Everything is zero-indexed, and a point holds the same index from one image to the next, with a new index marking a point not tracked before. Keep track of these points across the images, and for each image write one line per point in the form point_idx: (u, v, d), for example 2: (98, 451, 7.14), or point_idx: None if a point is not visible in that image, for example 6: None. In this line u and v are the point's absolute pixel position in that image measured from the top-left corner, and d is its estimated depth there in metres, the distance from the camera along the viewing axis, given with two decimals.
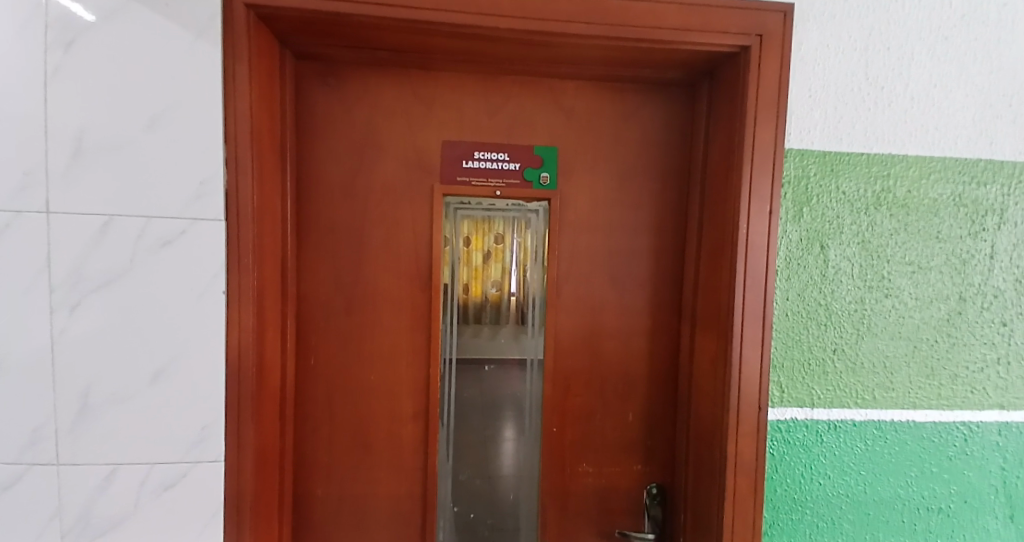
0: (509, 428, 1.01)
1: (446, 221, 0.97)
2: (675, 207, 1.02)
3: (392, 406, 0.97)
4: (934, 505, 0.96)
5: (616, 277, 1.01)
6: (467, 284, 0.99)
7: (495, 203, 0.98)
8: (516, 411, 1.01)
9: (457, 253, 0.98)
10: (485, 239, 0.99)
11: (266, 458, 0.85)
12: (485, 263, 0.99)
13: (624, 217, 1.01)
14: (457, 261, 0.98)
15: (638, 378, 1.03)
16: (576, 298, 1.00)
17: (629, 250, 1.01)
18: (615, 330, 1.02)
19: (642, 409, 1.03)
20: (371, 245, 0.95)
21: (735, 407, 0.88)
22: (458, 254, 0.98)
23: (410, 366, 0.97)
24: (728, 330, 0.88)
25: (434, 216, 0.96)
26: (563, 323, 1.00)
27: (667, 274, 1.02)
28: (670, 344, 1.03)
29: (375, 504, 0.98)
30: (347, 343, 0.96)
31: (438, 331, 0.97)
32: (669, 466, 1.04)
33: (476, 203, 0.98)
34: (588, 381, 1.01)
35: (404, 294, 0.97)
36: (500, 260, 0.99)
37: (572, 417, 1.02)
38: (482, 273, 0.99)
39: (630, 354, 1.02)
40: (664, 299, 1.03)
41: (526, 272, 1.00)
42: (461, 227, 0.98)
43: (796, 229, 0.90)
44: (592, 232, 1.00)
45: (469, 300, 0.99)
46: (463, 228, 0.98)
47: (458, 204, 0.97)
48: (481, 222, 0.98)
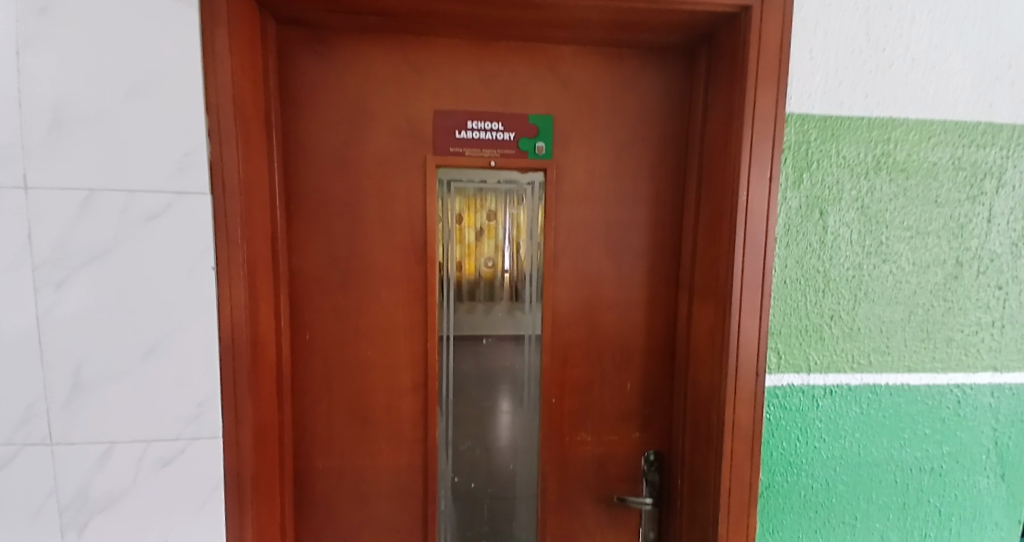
0: (506, 402, 1.01)
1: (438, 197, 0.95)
2: (673, 177, 1.00)
3: (391, 380, 0.97)
4: (926, 465, 0.98)
5: (613, 247, 1.00)
6: (461, 261, 0.97)
7: (487, 177, 0.96)
8: (515, 385, 1.01)
9: (450, 230, 0.96)
10: (477, 216, 0.97)
11: (265, 434, 0.85)
12: (478, 240, 0.97)
13: (621, 187, 0.99)
14: (450, 238, 0.96)
15: (636, 349, 1.03)
16: (573, 269, 0.99)
17: (626, 221, 1.00)
18: (612, 301, 1.01)
19: (639, 380, 1.03)
20: (363, 219, 0.93)
21: (734, 375, 0.88)
22: (451, 231, 0.96)
23: (407, 342, 0.97)
24: (726, 298, 0.87)
25: (428, 190, 0.94)
26: (560, 295, 1.00)
27: (665, 244, 1.01)
28: (668, 315, 1.03)
29: (376, 477, 0.98)
30: (343, 319, 0.94)
31: (435, 306, 0.96)
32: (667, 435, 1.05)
33: (468, 178, 0.95)
34: (586, 353, 1.01)
35: (400, 269, 0.95)
36: (492, 237, 0.97)
37: (570, 388, 1.02)
38: (475, 249, 0.97)
39: (628, 326, 1.02)
40: (662, 270, 1.02)
41: (519, 248, 0.98)
42: (453, 203, 0.96)
43: (796, 195, 0.89)
44: (589, 203, 0.98)
45: (462, 277, 0.98)
46: (456, 204, 0.96)
47: (449, 181, 0.95)
48: (473, 199, 0.96)
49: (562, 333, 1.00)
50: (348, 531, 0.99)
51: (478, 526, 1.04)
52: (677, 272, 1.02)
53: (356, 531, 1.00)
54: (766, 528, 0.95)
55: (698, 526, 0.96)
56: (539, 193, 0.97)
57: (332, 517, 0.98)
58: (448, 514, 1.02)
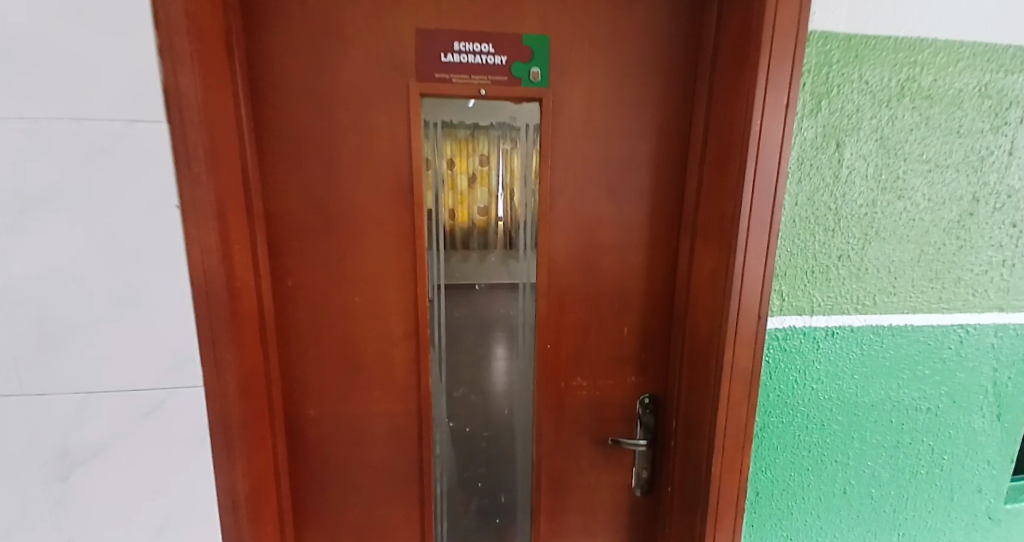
0: (501, 347, 0.98)
1: (424, 137, 0.87)
2: (678, 109, 0.92)
3: (381, 327, 0.93)
4: (923, 405, 0.98)
5: (611, 186, 0.94)
6: (453, 209, 0.91)
7: (479, 117, 0.88)
8: (509, 332, 0.98)
9: (440, 177, 0.89)
10: (469, 161, 0.90)
11: (249, 382, 0.81)
12: (469, 188, 0.91)
13: (622, 120, 0.91)
14: (441, 184, 0.90)
15: (634, 293, 0.99)
16: (569, 209, 0.93)
17: (627, 157, 0.93)
18: (610, 243, 0.96)
19: (637, 324, 1.00)
20: (342, 157, 0.85)
21: (736, 319, 0.84)
22: (442, 177, 0.89)
23: (395, 289, 0.92)
24: (732, 238, 0.82)
25: (414, 134, 0.86)
26: (556, 237, 0.94)
27: (668, 182, 0.95)
28: (668, 258, 0.98)
29: (368, 423, 0.97)
30: (326, 265, 0.89)
31: (424, 251, 0.90)
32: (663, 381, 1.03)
33: (457, 118, 0.88)
34: (583, 297, 0.98)
35: (384, 212, 0.88)
36: (486, 183, 0.91)
37: (565, 333, 0.99)
38: (468, 197, 0.91)
39: (627, 269, 0.98)
40: (664, 211, 0.96)
41: (514, 195, 0.92)
42: (443, 147, 0.89)
43: (811, 125, 0.82)
44: (586, 137, 0.91)
45: (455, 225, 0.92)
46: (445, 148, 0.89)
47: (436, 123, 0.87)
48: (463, 143, 0.89)
49: (557, 277, 0.96)
50: (344, 475, 0.99)
51: (473, 467, 1.04)
52: (680, 213, 0.96)
53: (351, 474, 0.99)
54: (758, 467, 0.95)
55: (690, 464, 0.96)
56: (534, 133, 0.90)
57: (327, 462, 0.98)
58: (444, 457, 1.02)
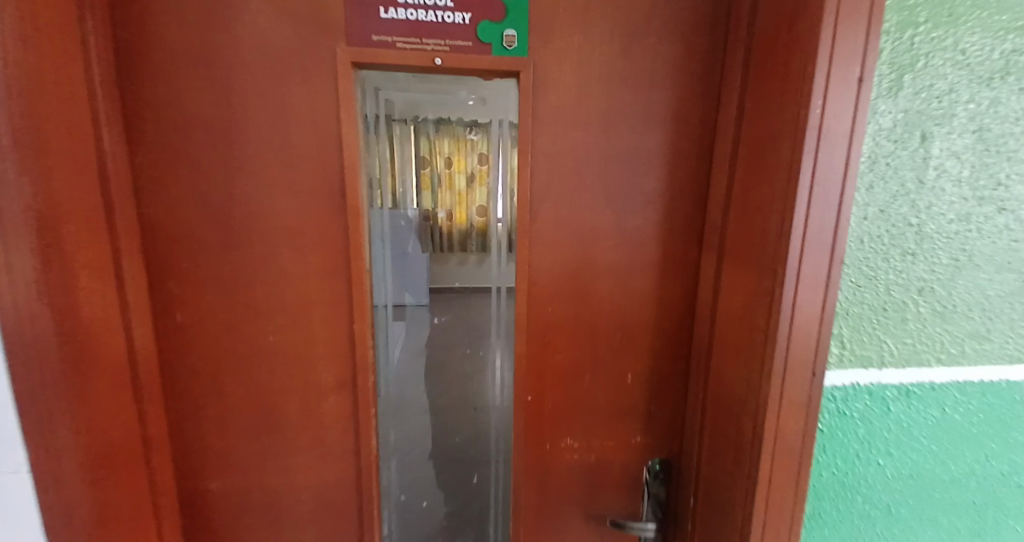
0: (504, 355, 0.74)
1: (362, 129, 0.65)
2: (700, 89, 0.69)
3: (303, 376, 0.69)
4: (1013, 481, 0.75)
5: (613, 188, 0.70)
6: (451, 211, 0.70)
7: (450, 93, 0.67)
8: (495, 344, 0.74)
9: (438, 176, 0.69)
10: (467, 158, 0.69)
11: (114, 464, 0.57)
12: (469, 188, 0.70)
13: (626, 103, 0.68)
14: (437, 184, 0.70)
15: (642, 331, 0.74)
16: (555, 221, 0.70)
17: (635, 151, 0.70)
18: (612, 265, 0.72)
19: (647, 373, 0.75)
20: (243, 149, 0.62)
21: (783, 375, 0.59)
22: (439, 177, 0.69)
23: (323, 327, 0.68)
24: (776, 261, 0.58)
25: (342, 96, 0.62)
26: (539, 257, 0.70)
27: (688, 186, 0.71)
28: (687, 286, 0.74)
29: (292, 500, 0.73)
30: (225, 295, 0.65)
31: (361, 275, 0.67)
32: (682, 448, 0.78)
33: (420, 102, 0.67)
34: (574, 337, 0.73)
35: (305, 223, 0.65)
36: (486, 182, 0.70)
37: (552, 384, 0.74)
38: (467, 197, 0.70)
39: (631, 300, 0.73)
40: (682, 224, 0.72)
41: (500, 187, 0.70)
42: (439, 145, 0.69)
43: (888, 108, 0.59)
44: (580, 125, 0.68)
45: (452, 227, 0.71)
46: (441, 144, 0.69)
47: (393, 117, 0.67)
48: (463, 137, 0.69)
49: (540, 309, 0.72)
50: None
51: None
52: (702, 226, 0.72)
53: None
54: None
55: None
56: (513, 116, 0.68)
57: None
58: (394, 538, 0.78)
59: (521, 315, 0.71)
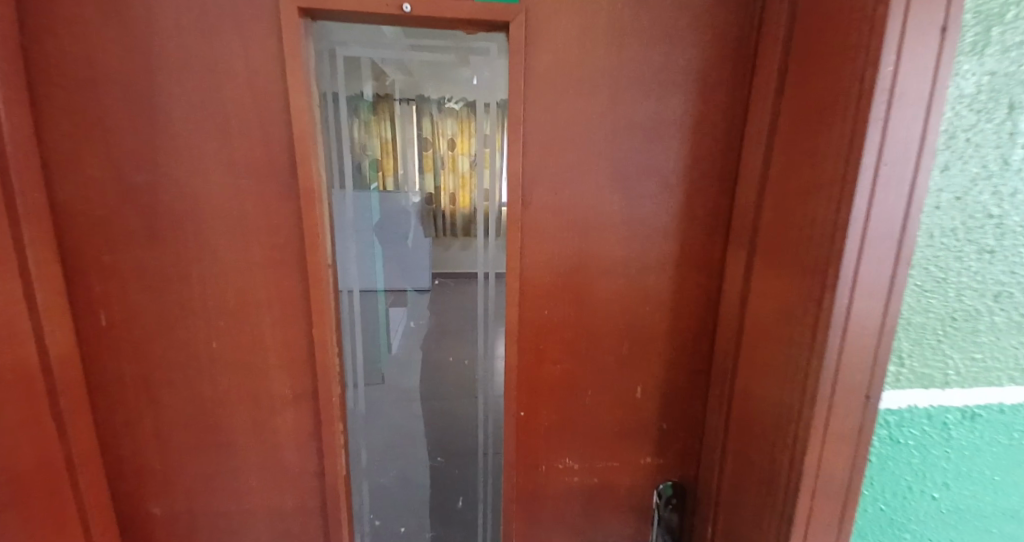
0: (501, 341, 0.64)
1: (310, 101, 0.53)
2: (732, 44, 0.55)
3: (256, 388, 0.59)
4: None
5: (623, 168, 0.57)
6: (453, 195, 0.61)
7: (438, 53, 0.56)
8: (480, 339, 0.65)
9: (441, 158, 0.60)
10: (470, 140, 0.59)
11: (33, 502, 0.48)
12: (473, 171, 0.59)
13: (640, 62, 0.55)
14: (439, 166, 0.60)
15: (655, 338, 0.63)
16: (552, 209, 0.58)
17: (650, 122, 0.56)
18: (620, 261, 0.60)
19: (659, 387, 0.64)
20: (172, 120, 0.51)
21: (830, 401, 0.48)
22: (440, 158, 0.60)
23: (278, 332, 0.58)
24: (824, 263, 0.46)
25: (287, 62, 0.51)
26: (534, 251, 0.59)
27: (715, 160, 0.58)
28: (711, 286, 0.62)
29: (250, 526, 0.64)
30: (159, 294, 0.55)
31: (320, 272, 0.56)
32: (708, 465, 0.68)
33: (392, 65, 0.56)
34: (573, 345, 0.62)
35: (250, 211, 0.54)
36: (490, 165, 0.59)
37: (547, 399, 0.64)
38: (470, 180, 0.60)
39: (643, 301, 0.62)
40: (706, 213, 0.59)
41: (497, 168, 0.59)
42: (441, 124, 0.59)
43: (972, 69, 0.47)
44: (582, 90, 0.55)
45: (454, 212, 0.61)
46: (444, 122, 0.59)
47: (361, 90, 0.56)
48: (465, 113, 0.58)
49: (533, 313, 0.61)
50: None
51: None
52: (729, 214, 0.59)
53: None
54: None
55: None
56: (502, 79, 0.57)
57: None
58: None
59: (512, 320, 0.60)
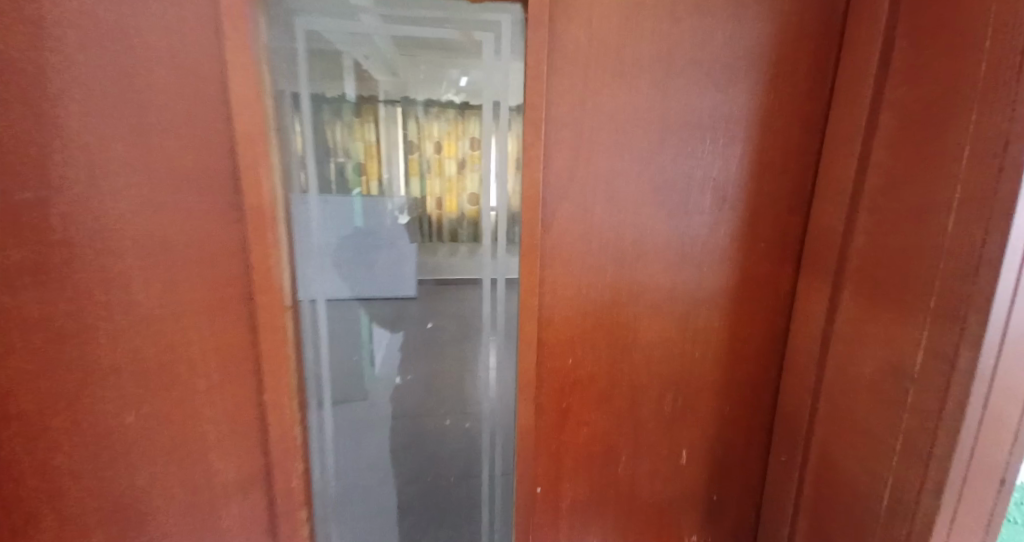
0: (500, 354, 0.49)
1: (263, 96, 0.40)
2: (812, 18, 0.43)
3: (196, 467, 0.45)
4: None
5: (670, 180, 0.45)
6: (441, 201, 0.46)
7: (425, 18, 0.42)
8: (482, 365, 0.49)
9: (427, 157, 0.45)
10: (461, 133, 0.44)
11: None
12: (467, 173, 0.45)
13: (694, 44, 0.42)
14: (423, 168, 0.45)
15: (709, 387, 0.51)
16: (580, 231, 0.45)
17: (704, 120, 0.44)
18: (664, 294, 0.48)
19: (709, 448, 0.52)
20: (67, 114, 0.37)
21: (960, 490, 0.36)
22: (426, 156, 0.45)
23: (223, 394, 0.44)
24: (958, 314, 0.34)
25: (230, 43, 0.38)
26: (556, 284, 0.46)
27: (787, 172, 0.46)
28: (777, 322, 0.50)
29: None
30: (55, 355, 0.40)
31: (276, 316, 0.43)
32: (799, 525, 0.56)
33: (364, 45, 0.42)
34: (602, 399, 0.50)
35: (180, 237, 0.40)
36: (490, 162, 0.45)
37: (568, 466, 0.51)
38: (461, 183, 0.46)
39: (690, 347, 0.49)
40: (770, 235, 0.47)
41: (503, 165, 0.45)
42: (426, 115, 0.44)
43: None
44: (621, 80, 0.42)
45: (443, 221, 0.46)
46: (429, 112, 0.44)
47: (331, 87, 0.43)
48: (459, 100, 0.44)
49: (551, 362, 0.48)
50: None
51: None
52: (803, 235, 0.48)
53: None
54: None
55: None
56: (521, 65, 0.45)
57: None
58: None
59: (526, 372, 0.47)
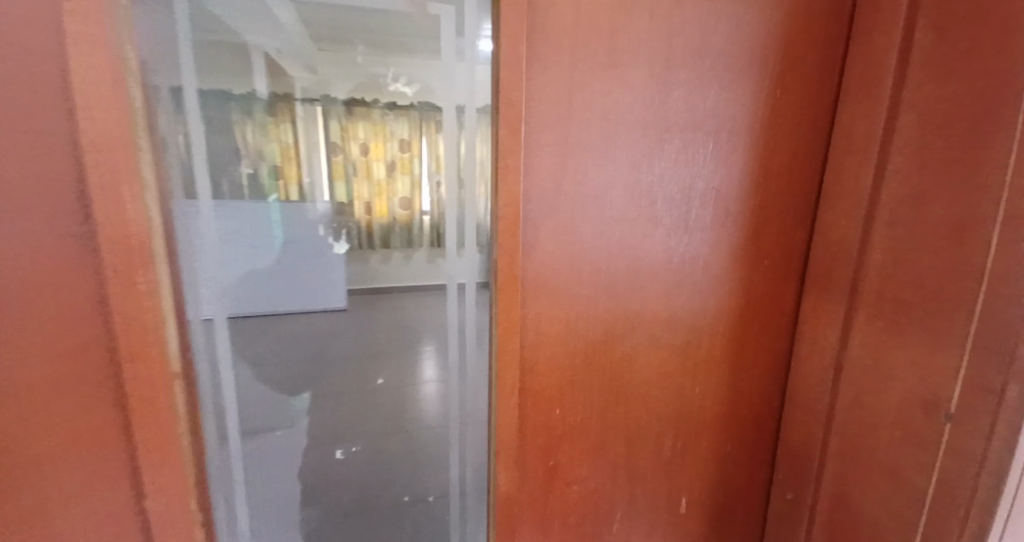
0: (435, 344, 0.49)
1: (130, 88, 0.28)
2: (818, 13, 0.39)
3: None
4: None
5: (667, 194, 0.38)
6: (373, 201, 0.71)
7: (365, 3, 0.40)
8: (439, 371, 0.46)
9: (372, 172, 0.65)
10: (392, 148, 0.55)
11: None
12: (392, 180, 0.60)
13: (695, 37, 0.36)
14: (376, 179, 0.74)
15: (711, 424, 0.45)
16: (566, 258, 0.38)
17: (703, 125, 0.38)
18: (663, 326, 0.42)
19: (707, 487, 0.47)
20: None
21: None
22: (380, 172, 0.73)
23: (88, 497, 0.32)
24: (1005, 347, 0.30)
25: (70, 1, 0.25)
26: (542, 321, 0.38)
27: (788, 184, 0.41)
28: (777, 347, 0.45)
29: None
30: None
31: (160, 390, 0.31)
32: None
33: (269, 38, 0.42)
34: (592, 452, 0.43)
35: (8, 287, 0.27)
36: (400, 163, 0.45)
37: (550, 531, 0.43)
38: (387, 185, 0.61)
39: (689, 382, 0.44)
40: (770, 254, 0.43)
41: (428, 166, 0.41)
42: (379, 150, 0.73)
43: None
44: (613, 77, 0.35)
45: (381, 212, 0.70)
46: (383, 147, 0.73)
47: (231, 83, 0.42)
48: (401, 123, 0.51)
49: (540, 413, 0.40)
50: None
51: None
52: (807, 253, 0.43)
53: None
54: None
55: None
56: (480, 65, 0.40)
57: None
58: None
59: (506, 428, 0.39)
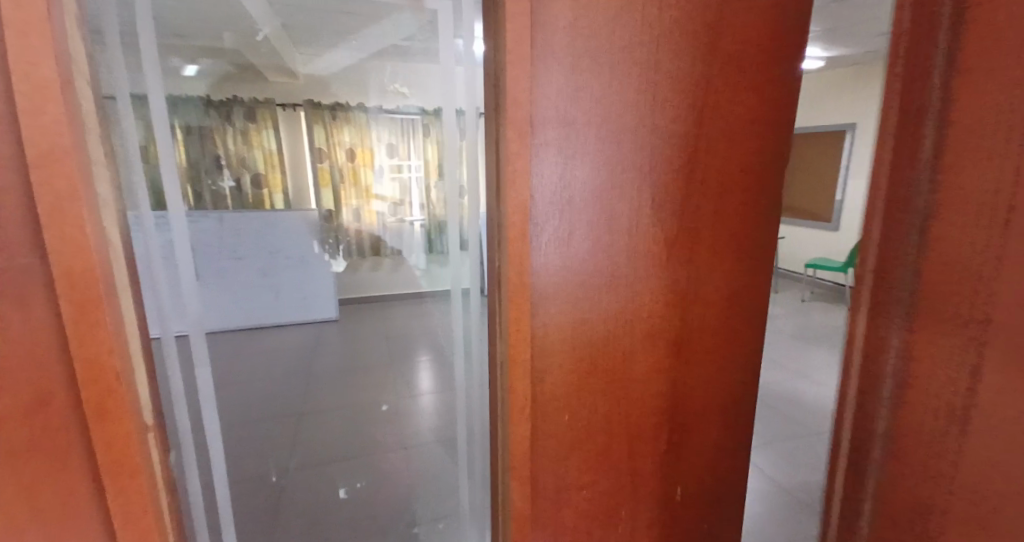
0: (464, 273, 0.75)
1: (78, 89, 0.39)
2: (697, 53, 0.60)
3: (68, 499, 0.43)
4: None
5: (605, 180, 0.58)
6: None
7: None
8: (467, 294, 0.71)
9: None
10: None
11: None
12: None
13: (620, 69, 0.57)
14: None
15: (641, 338, 0.66)
16: (549, 228, 0.57)
17: (621, 130, 0.58)
18: (613, 272, 0.62)
19: (643, 379, 0.68)
20: None
21: None
22: None
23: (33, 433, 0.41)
24: None
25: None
26: (541, 270, 0.58)
27: (680, 160, 0.63)
28: (680, 274, 0.67)
29: None
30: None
31: (89, 353, 0.40)
32: (705, 431, 0.76)
33: None
34: (568, 363, 0.62)
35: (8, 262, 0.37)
36: None
37: (541, 420, 0.62)
38: None
39: (628, 301, 0.64)
40: (672, 211, 0.64)
41: None
42: None
43: None
44: (575, 92, 0.55)
45: None
46: None
47: None
48: None
49: (537, 334, 0.59)
50: None
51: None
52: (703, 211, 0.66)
53: None
54: None
55: None
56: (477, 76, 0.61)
57: None
58: None
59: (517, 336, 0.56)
